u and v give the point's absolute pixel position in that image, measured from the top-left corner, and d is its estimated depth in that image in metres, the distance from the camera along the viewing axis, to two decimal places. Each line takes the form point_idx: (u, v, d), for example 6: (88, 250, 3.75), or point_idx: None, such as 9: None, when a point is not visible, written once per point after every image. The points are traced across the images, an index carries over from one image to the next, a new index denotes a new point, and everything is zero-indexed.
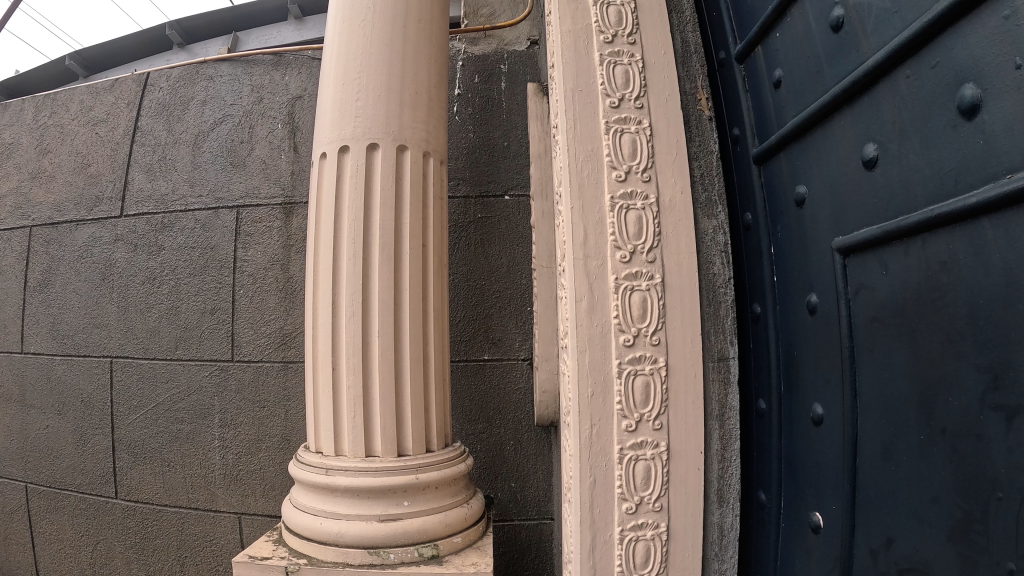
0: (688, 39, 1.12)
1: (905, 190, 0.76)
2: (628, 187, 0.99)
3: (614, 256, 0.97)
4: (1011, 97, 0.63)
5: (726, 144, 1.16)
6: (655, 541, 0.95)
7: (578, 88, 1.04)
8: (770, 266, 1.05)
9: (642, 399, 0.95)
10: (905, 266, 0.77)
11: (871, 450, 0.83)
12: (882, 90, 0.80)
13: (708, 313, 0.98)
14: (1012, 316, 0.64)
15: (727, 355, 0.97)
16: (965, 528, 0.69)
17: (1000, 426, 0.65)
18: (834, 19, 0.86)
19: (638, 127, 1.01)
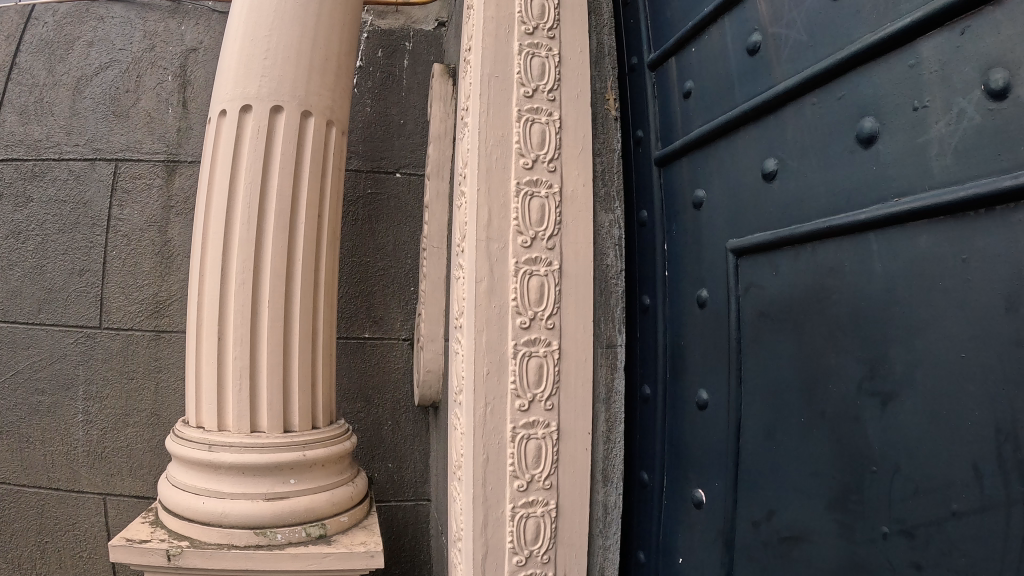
0: (604, 42, 1.12)
1: (802, 199, 0.82)
2: (534, 175, 0.99)
3: (515, 241, 0.96)
4: (904, 134, 0.69)
5: (627, 145, 1.19)
6: (545, 518, 0.98)
7: (494, 74, 1.02)
8: (661, 262, 1.09)
9: (535, 379, 0.96)
10: (796, 269, 0.83)
11: (754, 432, 0.89)
12: (788, 113, 0.85)
13: (600, 303, 1.00)
14: (891, 312, 0.70)
15: (615, 343, 1.00)
16: (843, 498, 0.76)
17: (875, 409, 0.72)
18: (752, 43, 0.90)
19: (548, 119, 1.01)
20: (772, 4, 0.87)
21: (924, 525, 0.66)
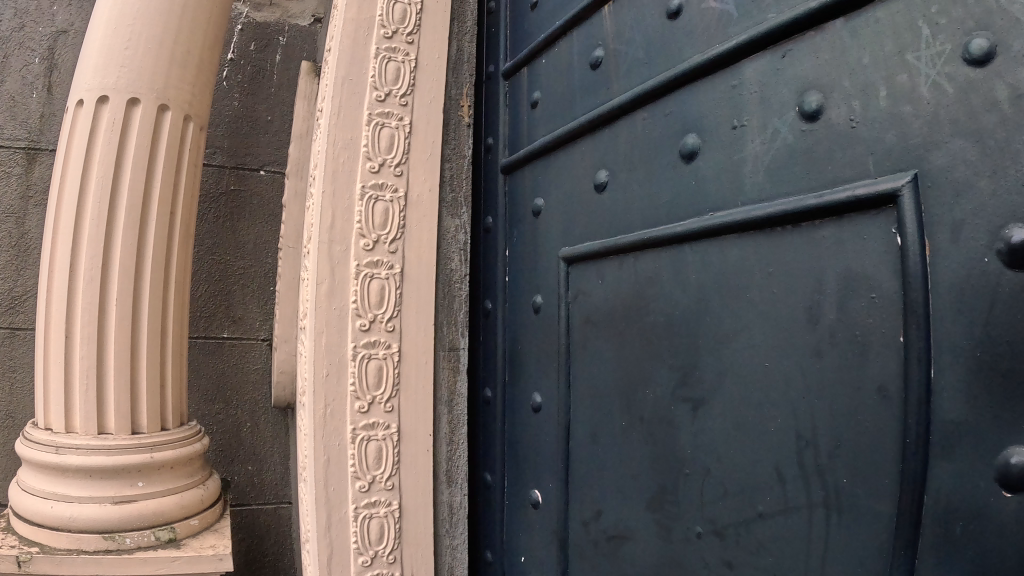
0: (463, 49, 1.14)
1: (626, 208, 0.91)
2: (380, 178, 1.01)
3: (357, 244, 0.98)
4: (720, 150, 0.83)
5: (480, 151, 1.21)
6: (388, 518, 0.99)
7: (347, 77, 1.03)
8: (501, 269, 1.16)
9: (374, 381, 0.98)
10: (619, 278, 0.92)
11: (581, 436, 0.97)
12: (621, 126, 0.93)
13: (442, 307, 1.05)
14: (699, 326, 0.83)
15: (457, 346, 1.05)
16: (660, 498, 0.87)
17: (687, 414, 0.84)
18: (596, 56, 0.98)
19: (398, 122, 1.04)
20: (614, 24, 0.96)
21: (732, 525, 0.80)
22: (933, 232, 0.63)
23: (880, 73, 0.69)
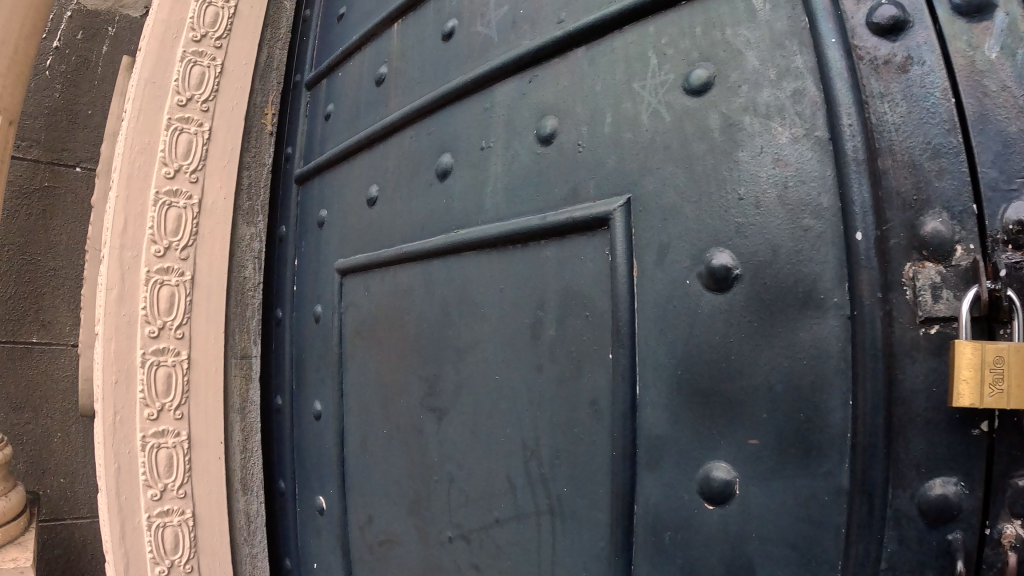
0: (275, 53, 1.62)
1: (388, 222, 1.12)
2: (175, 184, 1.44)
3: (151, 253, 1.39)
4: (465, 174, 0.98)
5: (280, 159, 1.62)
6: (182, 526, 1.37)
7: (151, 80, 1.44)
8: (290, 276, 1.49)
9: (164, 390, 1.37)
10: (379, 291, 1.08)
11: (353, 440, 1.20)
12: (394, 141, 1.11)
13: (236, 314, 1.51)
14: (443, 334, 1.03)
15: (248, 354, 1.51)
16: (418, 505, 1.04)
17: (433, 422, 0.99)
18: (380, 76, 1.20)
19: (196, 128, 1.48)
20: (396, 48, 1.18)
21: (477, 529, 0.96)
22: (639, 261, 0.80)
23: (610, 99, 0.86)
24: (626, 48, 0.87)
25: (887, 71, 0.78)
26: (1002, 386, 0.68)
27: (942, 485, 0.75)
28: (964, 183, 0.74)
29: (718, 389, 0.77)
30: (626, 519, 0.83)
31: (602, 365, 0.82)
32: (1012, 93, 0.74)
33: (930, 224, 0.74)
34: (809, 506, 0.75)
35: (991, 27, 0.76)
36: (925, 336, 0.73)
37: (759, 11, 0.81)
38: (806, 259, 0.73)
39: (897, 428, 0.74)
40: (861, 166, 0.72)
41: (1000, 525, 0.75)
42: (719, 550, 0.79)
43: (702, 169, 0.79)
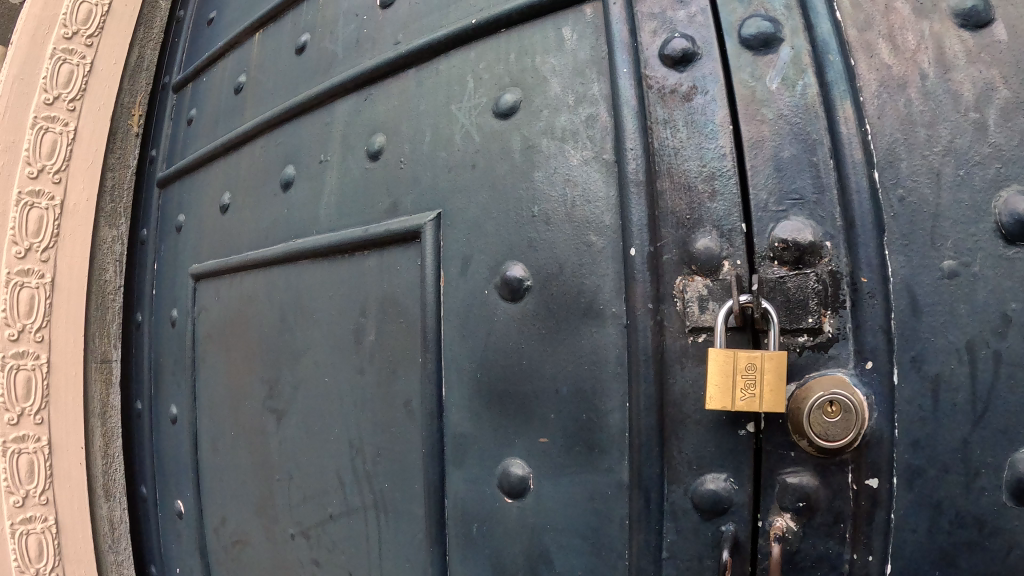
0: (145, 56, 2.13)
1: (239, 225, 1.30)
2: (38, 183, 1.86)
3: (13, 255, 1.79)
4: (303, 183, 1.15)
5: (144, 160, 2.09)
6: (45, 533, 1.76)
7: (21, 75, 1.87)
8: (150, 282, 1.94)
9: (25, 393, 1.77)
10: (229, 296, 1.29)
11: (204, 443, 1.37)
12: (253, 146, 1.32)
13: (96, 316, 1.95)
14: (282, 333, 1.15)
15: (109, 359, 1.94)
16: (264, 507, 1.18)
17: (273, 423, 1.15)
18: (239, 86, 1.44)
19: (61, 128, 1.91)
20: (255, 66, 1.41)
21: (313, 527, 1.10)
22: (442, 269, 0.91)
23: (431, 120, 0.97)
24: (448, 71, 0.99)
25: (671, 100, 0.85)
26: (754, 389, 0.76)
27: (713, 481, 0.82)
28: (734, 204, 0.80)
29: (512, 388, 0.87)
30: (437, 511, 0.94)
31: (413, 366, 0.95)
32: (787, 120, 0.84)
33: (701, 242, 0.80)
34: (596, 501, 0.86)
35: (775, 59, 0.86)
36: (692, 343, 0.80)
37: (566, 42, 0.92)
38: (586, 272, 0.83)
39: (670, 429, 0.81)
40: (640, 188, 0.81)
41: (771, 518, 0.83)
42: (515, 538, 0.90)
43: (502, 187, 0.89)
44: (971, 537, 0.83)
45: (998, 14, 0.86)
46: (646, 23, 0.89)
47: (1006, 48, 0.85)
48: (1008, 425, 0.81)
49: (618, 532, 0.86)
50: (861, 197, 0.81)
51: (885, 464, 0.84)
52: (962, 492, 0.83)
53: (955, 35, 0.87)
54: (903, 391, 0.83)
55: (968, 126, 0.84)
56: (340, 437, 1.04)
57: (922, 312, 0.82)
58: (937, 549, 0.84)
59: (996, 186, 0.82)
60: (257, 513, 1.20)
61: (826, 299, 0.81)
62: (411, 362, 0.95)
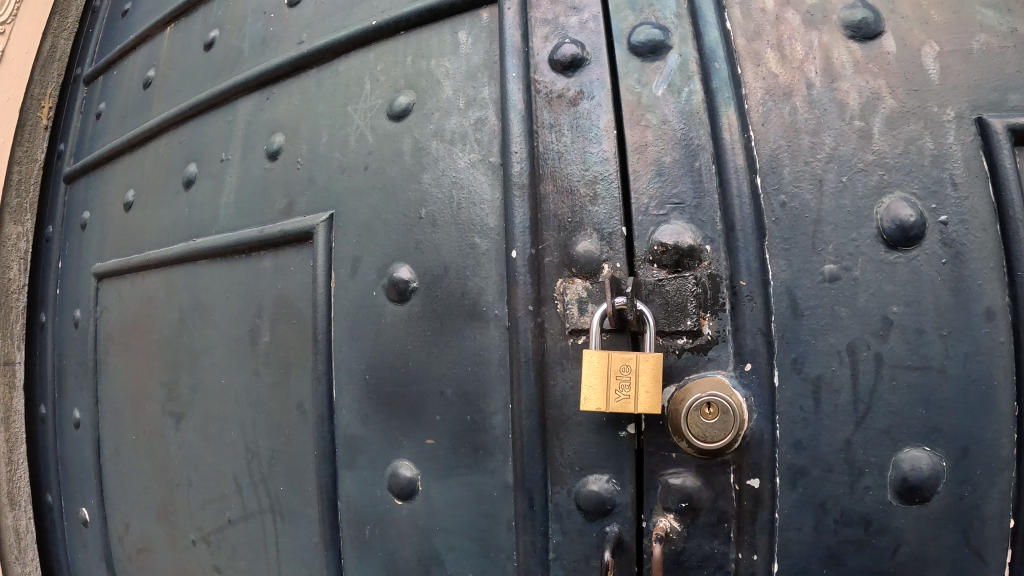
0: (57, 46, 2.17)
1: (147, 220, 1.56)
2: None
3: None
4: (204, 181, 1.41)
5: (53, 155, 2.12)
6: None
7: None
8: (54, 279, 1.95)
9: None
10: (133, 291, 1.53)
11: (110, 448, 1.57)
12: (171, 137, 1.55)
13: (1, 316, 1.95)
14: (183, 326, 1.36)
15: (13, 361, 1.95)
16: (167, 509, 1.41)
17: (172, 427, 1.38)
18: (150, 80, 1.72)
19: None
20: (165, 67, 1.67)
21: (214, 532, 1.30)
22: (334, 273, 1.10)
23: (330, 122, 1.18)
24: (347, 74, 1.19)
25: (558, 104, 0.94)
26: (629, 391, 0.80)
27: (596, 481, 0.89)
28: (614, 207, 0.89)
29: (400, 394, 1.01)
30: (333, 514, 1.10)
31: (304, 368, 1.13)
32: (671, 126, 0.89)
33: (581, 244, 0.89)
34: (483, 501, 0.97)
35: (662, 66, 0.91)
36: (572, 345, 0.89)
37: (461, 47, 1.07)
38: (471, 271, 0.97)
39: (551, 429, 0.90)
40: (522, 191, 0.93)
41: (654, 518, 0.88)
42: (406, 536, 1.03)
43: (393, 188, 1.05)
44: (858, 536, 0.84)
45: (887, 25, 0.89)
46: (538, 29, 0.98)
47: (895, 59, 0.88)
48: (889, 425, 0.83)
49: (505, 533, 0.96)
50: (741, 202, 0.85)
51: (767, 464, 0.84)
52: (847, 492, 0.84)
53: (843, 46, 0.89)
54: (784, 393, 0.84)
55: (852, 133, 0.86)
56: (236, 437, 1.24)
57: (802, 315, 0.84)
58: (826, 548, 0.85)
59: (879, 192, 0.84)
60: (159, 518, 1.43)
61: (704, 302, 0.84)
62: (303, 366, 1.13)
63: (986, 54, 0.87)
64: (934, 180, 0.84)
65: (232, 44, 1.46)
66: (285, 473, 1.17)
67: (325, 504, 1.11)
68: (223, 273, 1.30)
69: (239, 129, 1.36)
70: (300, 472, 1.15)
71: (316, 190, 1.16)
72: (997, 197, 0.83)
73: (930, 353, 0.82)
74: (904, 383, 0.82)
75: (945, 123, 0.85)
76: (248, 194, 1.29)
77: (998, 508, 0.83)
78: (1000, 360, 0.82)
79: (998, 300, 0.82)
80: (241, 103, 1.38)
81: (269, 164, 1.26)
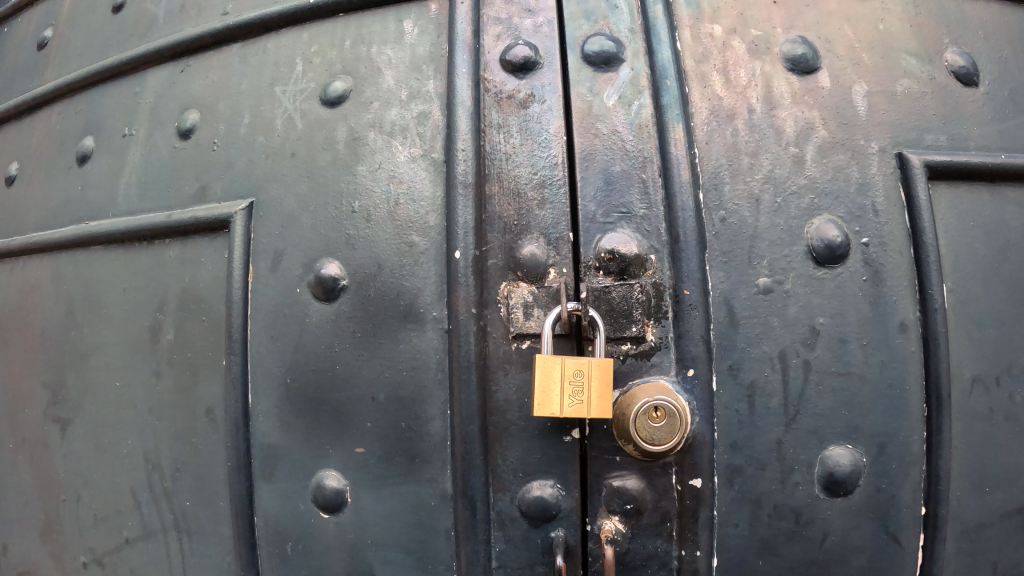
0: None
1: (29, 197, 1.39)
2: None
3: None
4: (103, 158, 1.27)
5: None
6: None
7: None
8: None
9: None
10: (9, 276, 1.36)
11: None
12: (66, 105, 1.40)
13: None
14: (70, 319, 1.22)
15: None
16: (52, 529, 1.26)
17: (57, 434, 1.24)
18: (44, 40, 1.54)
19: None
20: (62, 27, 1.51)
21: (109, 555, 1.17)
22: (254, 267, 1.03)
23: (252, 100, 1.11)
24: (276, 51, 1.12)
25: (508, 105, 0.92)
26: (581, 396, 0.81)
27: (539, 488, 0.89)
28: (561, 213, 0.88)
29: (328, 400, 0.96)
30: (250, 529, 1.03)
31: (216, 370, 1.05)
32: (621, 137, 0.89)
33: (526, 249, 0.87)
34: (419, 511, 0.94)
35: (614, 77, 0.92)
36: (516, 350, 0.87)
37: (406, 35, 1.02)
38: (408, 271, 0.92)
39: (492, 436, 0.89)
40: (467, 190, 0.89)
41: (599, 521, 0.89)
42: (335, 550, 0.98)
43: (322, 177, 1.00)
44: (790, 528, 0.88)
45: (823, 63, 0.94)
46: (490, 27, 0.97)
47: (828, 94, 0.93)
48: (817, 426, 0.87)
49: (443, 543, 0.93)
50: (686, 215, 0.86)
51: (706, 464, 0.86)
52: (779, 488, 0.88)
53: (783, 78, 0.93)
54: (722, 397, 0.86)
55: (787, 158, 0.89)
56: (134, 445, 1.13)
57: (739, 324, 0.86)
58: (760, 540, 0.88)
59: (809, 214, 0.88)
60: (41, 538, 1.27)
61: (649, 309, 0.85)
62: (214, 367, 1.05)
63: (907, 97, 0.96)
64: (858, 206, 0.89)
65: (145, 8, 1.33)
66: (192, 487, 1.08)
67: (239, 519, 1.03)
68: (120, 260, 1.18)
69: (146, 101, 1.25)
70: (210, 486, 1.06)
71: (236, 175, 1.09)
72: (911, 224, 0.91)
73: (853, 360, 0.87)
74: (829, 387, 0.87)
75: (869, 155, 0.91)
76: (152, 173, 1.19)
77: (911, 498, 0.90)
78: (911, 367, 0.89)
79: (911, 313, 0.89)
80: (151, 73, 1.27)
81: (178, 143, 1.18)
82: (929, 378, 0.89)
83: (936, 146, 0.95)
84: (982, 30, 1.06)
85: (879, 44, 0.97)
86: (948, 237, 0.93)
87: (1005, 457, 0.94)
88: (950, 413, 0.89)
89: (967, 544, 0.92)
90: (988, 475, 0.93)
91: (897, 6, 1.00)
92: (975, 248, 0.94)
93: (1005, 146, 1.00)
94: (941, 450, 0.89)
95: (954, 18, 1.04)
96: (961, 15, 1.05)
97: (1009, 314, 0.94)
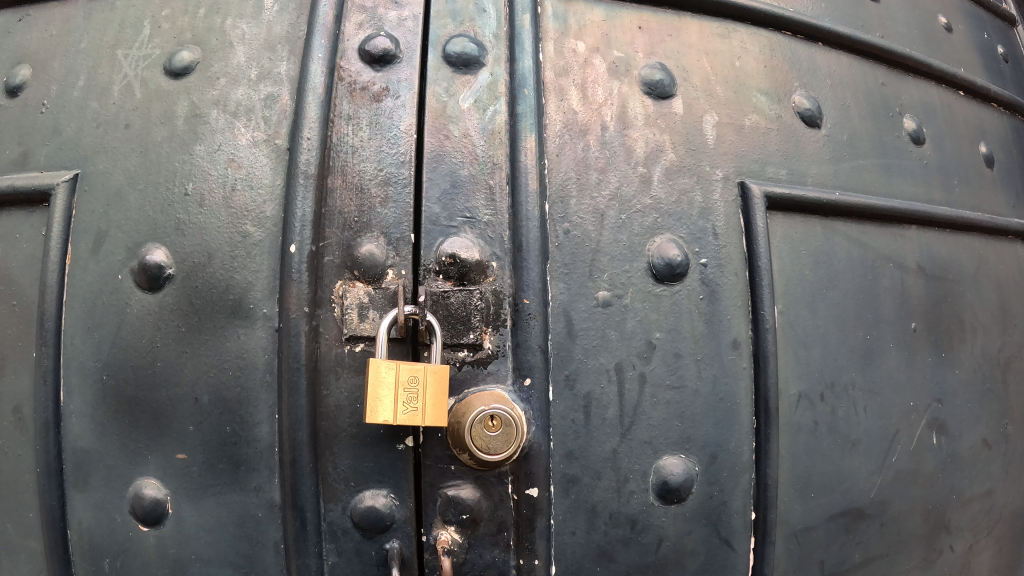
0: None
1: None
2: None
3: None
4: None
5: None
6: None
7: None
8: None
9: None
10: None
11: None
12: None
13: None
14: None
15: None
16: None
17: None
18: None
19: None
20: None
21: None
22: (73, 248, 0.92)
23: (90, 61, 1.00)
24: (125, 11, 1.01)
25: (361, 97, 0.89)
26: (416, 403, 0.78)
27: (372, 497, 0.85)
28: (404, 213, 0.86)
29: (145, 400, 0.87)
30: (62, 544, 0.91)
31: (24, 363, 0.92)
32: (473, 140, 0.88)
33: (364, 247, 0.85)
34: (246, 524, 0.87)
35: (472, 81, 0.91)
36: (348, 353, 0.84)
37: (264, 11, 0.96)
38: (239, 264, 0.86)
39: (321, 442, 0.85)
40: (307, 181, 0.86)
41: (435, 532, 0.86)
42: (155, 567, 0.88)
43: (155, 153, 0.92)
44: (626, 535, 0.90)
45: (679, 90, 0.98)
46: (353, 15, 0.93)
47: (680, 120, 0.96)
48: (651, 436, 0.90)
49: (272, 558, 0.87)
50: (530, 225, 0.86)
51: (541, 473, 0.87)
52: (614, 496, 0.89)
53: (639, 99, 0.95)
54: (557, 407, 0.87)
55: (634, 177, 0.92)
56: None
57: (576, 335, 0.87)
58: (597, 547, 0.90)
59: (651, 233, 0.91)
60: None
61: (487, 317, 0.85)
62: (22, 360, 0.92)
63: (754, 131, 1.02)
64: (699, 228, 0.94)
65: None
66: None
67: (47, 532, 0.91)
68: None
69: None
70: (16, 495, 0.93)
71: (62, 142, 0.96)
72: (747, 248, 0.96)
73: (685, 374, 0.91)
74: (663, 399, 0.90)
75: (713, 182, 0.96)
76: None
77: (741, 504, 0.95)
78: (742, 381, 0.94)
79: (741, 332, 0.94)
80: None
81: (4, 100, 1.04)
82: (757, 392, 0.95)
83: (776, 178, 1.01)
84: (831, 79, 1.14)
85: (734, 79, 1.03)
86: (781, 263, 0.99)
87: (827, 465, 1.01)
88: (778, 424, 0.95)
89: (795, 545, 0.99)
90: (812, 482, 0.99)
91: (753, 47, 1.07)
92: (804, 274, 1.01)
93: (840, 184, 1.08)
94: (769, 458, 0.95)
95: (806, 66, 1.12)
96: (813, 64, 1.13)
97: (833, 335, 1.02)
